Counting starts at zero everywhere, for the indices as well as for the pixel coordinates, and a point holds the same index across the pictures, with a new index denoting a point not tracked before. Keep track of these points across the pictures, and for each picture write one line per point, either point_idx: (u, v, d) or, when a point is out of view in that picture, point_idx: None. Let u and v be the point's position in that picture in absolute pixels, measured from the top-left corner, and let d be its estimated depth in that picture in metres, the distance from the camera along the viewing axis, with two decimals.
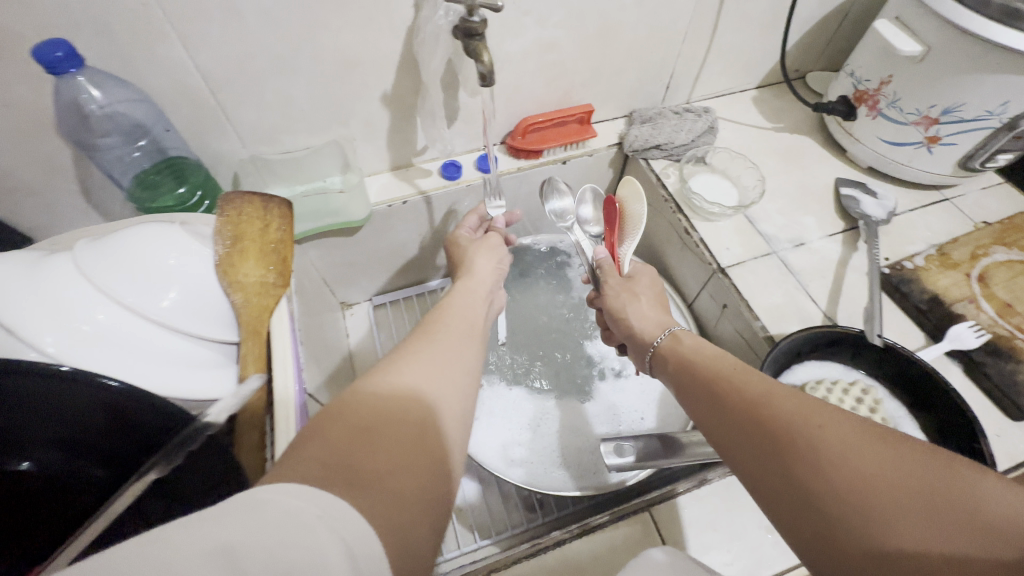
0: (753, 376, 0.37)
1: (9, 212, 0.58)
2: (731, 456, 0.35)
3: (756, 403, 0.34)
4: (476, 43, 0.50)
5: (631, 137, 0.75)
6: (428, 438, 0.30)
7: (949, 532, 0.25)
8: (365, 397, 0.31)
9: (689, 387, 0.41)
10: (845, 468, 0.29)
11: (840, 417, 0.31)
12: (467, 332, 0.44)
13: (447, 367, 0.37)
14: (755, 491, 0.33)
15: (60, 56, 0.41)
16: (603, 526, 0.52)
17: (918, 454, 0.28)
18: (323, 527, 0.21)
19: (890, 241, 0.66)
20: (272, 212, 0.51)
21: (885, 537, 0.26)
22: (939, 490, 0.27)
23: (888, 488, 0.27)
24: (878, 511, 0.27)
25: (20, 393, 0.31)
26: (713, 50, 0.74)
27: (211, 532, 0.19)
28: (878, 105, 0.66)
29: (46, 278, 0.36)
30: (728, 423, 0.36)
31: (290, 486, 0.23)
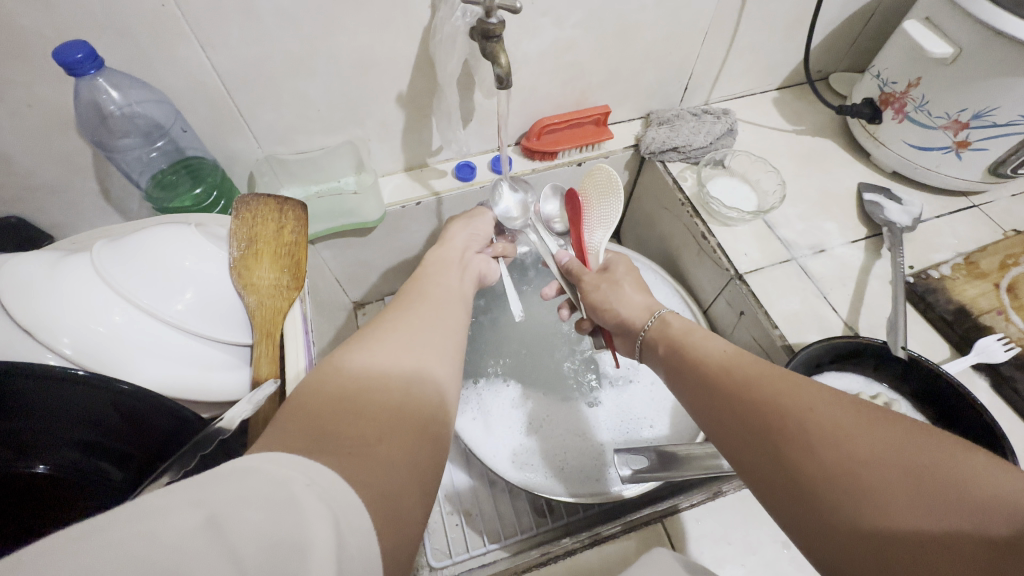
0: (744, 360, 0.37)
1: (31, 209, 0.59)
2: (721, 440, 0.34)
3: (746, 387, 0.34)
4: (493, 45, 0.49)
5: (648, 139, 0.74)
6: (410, 401, 0.31)
7: (942, 508, 0.23)
8: (345, 369, 0.31)
9: (682, 375, 0.41)
10: (833, 447, 0.27)
11: (830, 397, 0.30)
12: (447, 302, 0.45)
13: (423, 335, 0.38)
14: (746, 474, 0.32)
15: (80, 58, 0.41)
16: (613, 535, 0.52)
17: (909, 429, 0.27)
18: (312, 496, 0.21)
19: (915, 248, 0.64)
20: (287, 214, 0.49)
21: (871, 515, 0.25)
22: (929, 466, 0.25)
23: (874, 464, 0.26)
24: (866, 489, 0.26)
25: (39, 397, 0.31)
26: (734, 50, 0.73)
27: (199, 500, 0.19)
28: (905, 108, 0.64)
29: (65, 279, 0.37)
30: (717, 407, 0.35)
31: (280, 458, 0.22)
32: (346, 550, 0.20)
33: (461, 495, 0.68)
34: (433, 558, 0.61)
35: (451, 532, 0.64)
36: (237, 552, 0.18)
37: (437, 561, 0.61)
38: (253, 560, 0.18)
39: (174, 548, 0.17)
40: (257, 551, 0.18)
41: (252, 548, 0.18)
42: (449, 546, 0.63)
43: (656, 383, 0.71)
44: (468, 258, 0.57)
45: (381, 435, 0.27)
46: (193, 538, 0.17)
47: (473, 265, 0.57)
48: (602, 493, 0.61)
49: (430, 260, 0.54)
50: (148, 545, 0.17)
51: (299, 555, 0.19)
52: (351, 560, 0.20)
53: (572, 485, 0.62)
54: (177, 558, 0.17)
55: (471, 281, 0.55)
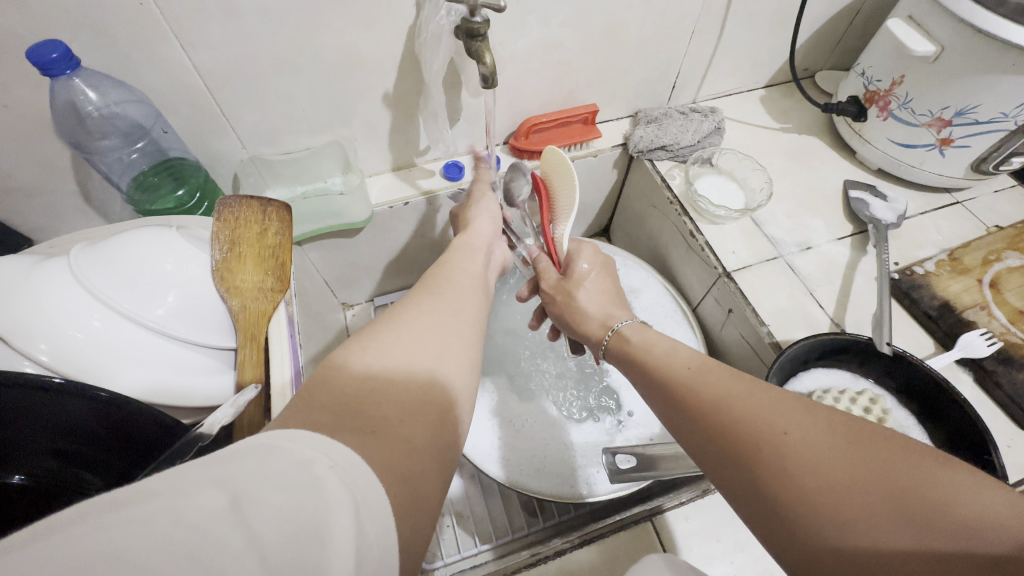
0: (711, 375, 0.36)
1: (10, 213, 0.58)
2: (700, 462, 0.33)
3: (717, 408, 0.33)
4: (478, 44, 0.49)
5: (636, 138, 0.74)
6: (432, 390, 0.30)
7: (924, 532, 0.23)
8: (367, 350, 0.31)
9: (652, 391, 0.40)
10: (812, 475, 0.27)
11: (802, 417, 0.29)
12: (470, 288, 0.44)
13: (446, 319, 0.37)
14: (726, 497, 0.32)
15: (56, 58, 0.40)
16: (604, 535, 0.52)
17: (883, 445, 0.27)
18: (334, 479, 0.21)
19: (900, 245, 0.64)
20: (271, 215, 0.49)
21: (857, 544, 0.25)
22: (908, 486, 0.25)
23: (855, 488, 0.26)
24: (849, 518, 0.25)
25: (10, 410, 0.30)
26: (720, 49, 0.73)
27: (224, 480, 0.19)
28: (889, 106, 0.64)
29: (42, 283, 0.36)
30: (692, 428, 0.34)
31: (304, 436, 0.22)
32: (365, 538, 0.20)
33: (452, 497, 0.68)
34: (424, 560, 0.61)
35: (442, 534, 0.64)
36: (259, 537, 0.18)
37: (428, 562, 0.61)
38: (272, 544, 0.18)
39: (198, 527, 0.17)
40: (277, 536, 0.18)
41: (273, 535, 0.18)
42: (440, 547, 0.62)
43: None
44: (492, 245, 0.56)
45: (401, 420, 0.27)
46: (217, 521, 0.17)
47: (496, 250, 0.57)
48: (595, 492, 0.61)
49: (453, 246, 0.53)
50: (171, 523, 0.17)
51: (319, 542, 0.18)
52: (370, 550, 0.20)
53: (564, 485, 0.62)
54: (203, 540, 0.17)
55: (492, 270, 0.54)
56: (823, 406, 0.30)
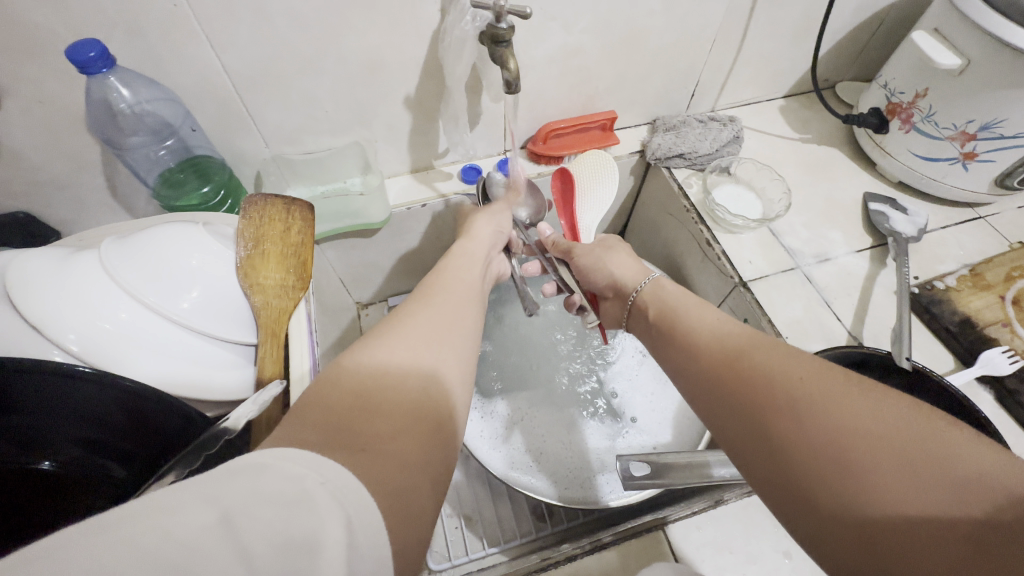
0: (733, 332, 0.39)
1: (39, 205, 0.59)
2: (712, 410, 0.36)
3: (737, 358, 0.35)
4: (502, 50, 0.49)
5: (654, 145, 0.74)
6: (427, 403, 0.31)
7: (924, 484, 0.25)
8: (361, 363, 0.31)
9: (675, 347, 0.42)
10: (824, 421, 0.29)
11: (818, 370, 0.32)
12: (464, 300, 0.44)
13: (440, 331, 0.37)
14: (733, 444, 0.34)
15: (93, 56, 0.41)
16: (616, 541, 0.51)
17: (897, 405, 0.28)
18: (325, 493, 0.21)
19: (921, 259, 0.64)
20: (294, 214, 0.50)
21: (854, 488, 0.26)
22: (915, 443, 0.26)
23: (864, 439, 0.27)
24: (851, 462, 0.27)
25: (44, 395, 0.31)
26: (741, 58, 0.73)
27: (213, 497, 0.19)
28: (913, 118, 0.64)
29: (71, 275, 0.37)
30: (708, 376, 0.37)
31: (290, 452, 0.22)
32: (357, 549, 0.20)
33: (460, 498, 0.68)
34: (432, 559, 0.61)
35: (450, 535, 0.64)
36: (250, 551, 0.18)
37: (436, 562, 0.61)
38: (263, 559, 0.18)
39: (187, 545, 0.17)
40: (267, 551, 0.18)
41: (263, 548, 0.18)
42: (448, 548, 0.63)
43: (654, 394, 0.71)
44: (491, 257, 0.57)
45: (394, 434, 0.27)
46: (207, 535, 0.17)
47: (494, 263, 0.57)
48: (601, 500, 0.60)
49: (455, 252, 0.53)
50: (162, 540, 0.17)
51: (309, 553, 0.19)
52: (361, 560, 0.20)
53: (565, 487, 0.62)
54: (190, 555, 0.17)
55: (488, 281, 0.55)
56: (843, 367, 0.32)
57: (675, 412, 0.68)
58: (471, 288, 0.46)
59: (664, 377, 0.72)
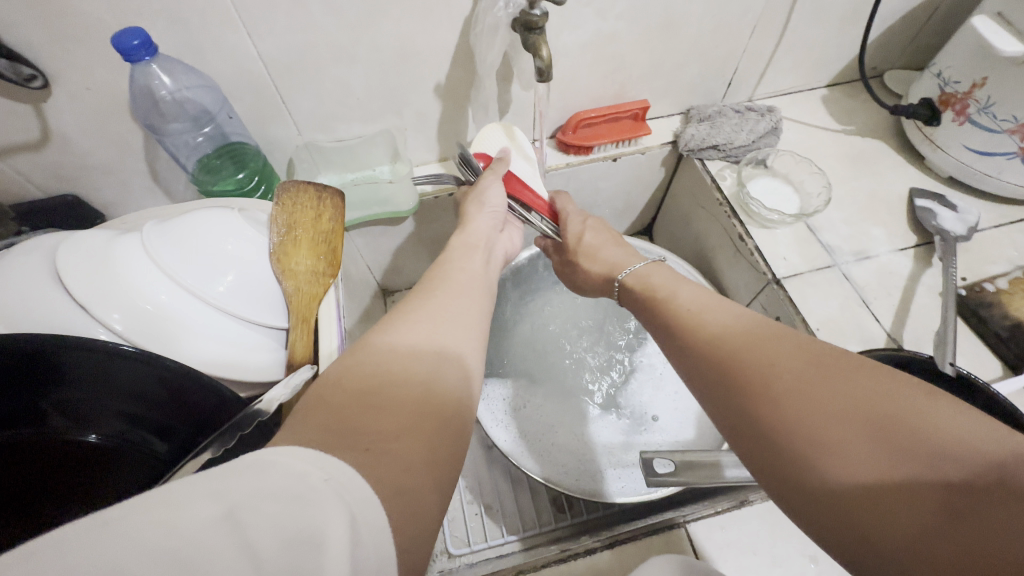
0: (713, 313, 0.39)
1: (87, 189, 0.62)
2: (695, 385, 0.36)
3: (718, 341, 0.36)
4: (535, 37, 0.48)
5: (687, 136, 0.71)
6: (431, 398, 0.30)
7: (900, 458, 0.25)
8: (364, 362, 0.31)
9: (659, 329, 0.43)
10: (800, 403, 0.29)
11: (796, 350, 0.32)
12: (471, 293, 0.43)
13: (446, 327, 0.37)
14: (720, 425, 0.34)
15: (137, 45, 0.42)
16: (636, 536, 0.51)
17: (870, 374, 0.29)
18: (329, 491, 0.21)
19: (969, 259, 0.60)
20: (325, 202, 0.50)
21: (832, 467, 0.27)
22: (889, 416, 0.27)
23: (838, 414, 0.28)
24: (828, 441, 0.27)
25: (84, 369, 0.33)
26: (782, 45, 0.70)
27: (219, 493, 0.19)
28: (968, 110, 0.60)
29: (118, 256, 0.39)
30: (692, 359, 0.37)
31: (296, 450, 0.22)
32: (360, 547, 0.20)
33: (482, 487, 0.69)
34: (452, 545, 0.62)
35: (471, 522, 0.65)
36: (253, 543, 0.18)
37: (456, 547, 0.62)
38: (269, 555, 0.18)
39: (192, 538, 0.17)
40: (271, 543, 0.18)
41: (268, 542, 0.18)
42: (468, 535, 0.64)
43: (678, 394, 0.70)
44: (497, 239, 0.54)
45: (398, 432, 0.27)
46: (212, 532, 0.17)
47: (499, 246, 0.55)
48: (609, 493, 0.59)
49: (454, 243, 0.51)
50: (164, 534, 0.17)
51: (313, 549, 0.19)
52: (365, 558, 0.20)
53: (574, 480, 0.60)
54: (195, 550, 0.17)
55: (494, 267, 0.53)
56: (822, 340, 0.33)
57: (700, 411, 0.67)
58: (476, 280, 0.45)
59: None
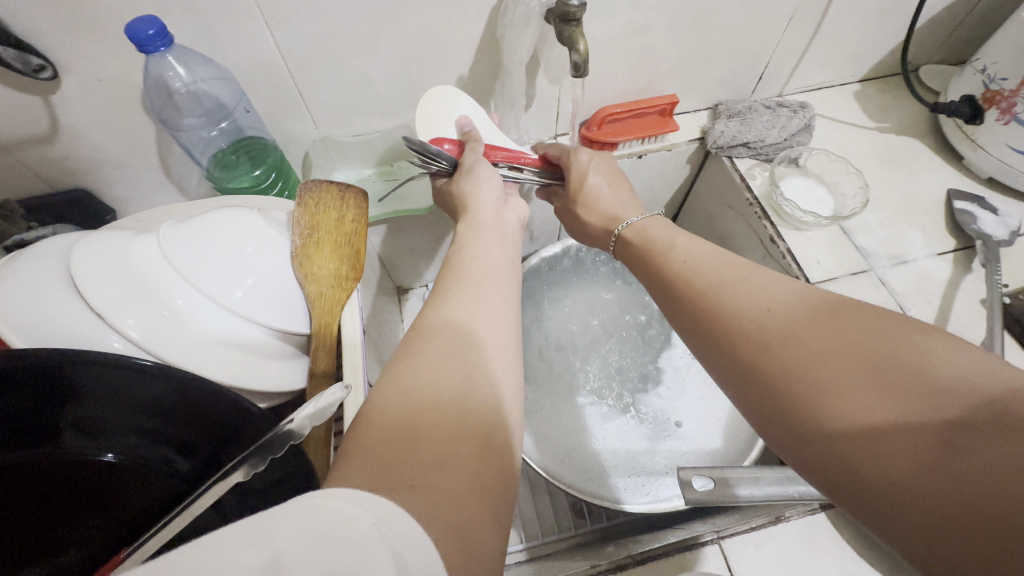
0: (708, 265, 0.39)
1: (97, 185, 0.60)
2: (693, 341, 0.37)
3: (714, 294, 0.36)
4: (571, 29, 0.46)
5: (716, 133, 0.69)
6: (467, 413, 0.28)
7: (893, 393, 0.26)
8: (394, 386, 0.29)
9: (655, 287, 0.42)
10: (798, 348, 0.30)
11: (791, 300, 0.33)
12: (493, 284, 0.37)
13: (469, 330, 0.33)
14: (717, 375, 0.35)
15: (152, 34, 0.40)
16: (669, 552, 0.48)
17: (868, 322, 0.30)
18: (376, 537, 0.19)
19: (1013, 265, 0.58)
20: (349, 202, 0.48)
21: (829, 406, 0.28)
22: (884, 354, 0.27)
23: (834, 357, 0.29)
24: (824, 381, 0.28)
25: (95, 385, 0.31)
26: (819, 38, 0.67)
27: (262, 539, 0.17)
28: (1014, 109, 0.57)
29: (133, 259, 0.37)
30: (686, 313, 0.38)
31: (339, 491, 0.20)
32: None
33: None
34: None
35: None
36: None
37: None
38: None
39: None
40: None
41: None
42: None
43: (703, 401, 0.68)
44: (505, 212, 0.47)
45: (442, 460, 0.25)
46: None
47: (510, 215, 0.48)
48: (635, 504, 0.58)
49: (463, 225, 0.45)
50: None
51: None
52: None
53: (596, 487, 0.59)
54: None
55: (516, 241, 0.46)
56: (816, 290, 0.34)
57: (725, 420, 0.65)
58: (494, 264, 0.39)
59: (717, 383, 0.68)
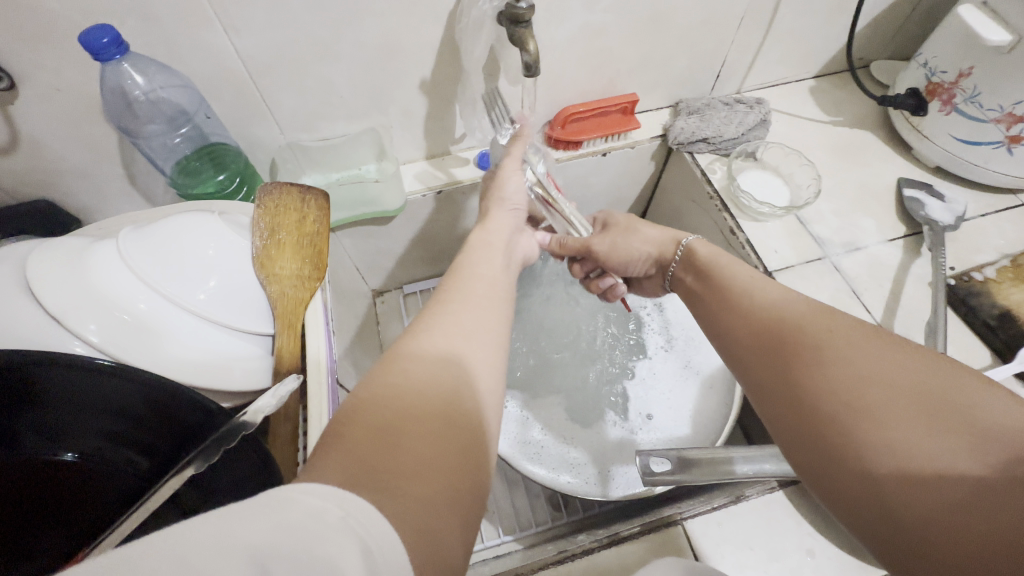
0: (770, 292, 0.40)
1: (60, 195, 0.60)
2: (744, 354, 0.39)
3: (776, 318, 0.38)
4: (522, 30, 0.47)
5: (677, 129, 0.71)
6: (452, 423, 0.28)
7: (940, 435, 0.26)
8: (389, 383, 0.29)
9: (715, 299, 0.45)
10: (849, 375, 0.31)
11: (853, 332, 0.33)
12: (488, 304, 0.40)
13: (463, 343, 0.35)
14: (760, 390, 0.36)
15: (106, 42, 0.40)
16: (634, 535, 0.50)
17: (927, 364, 0.29)
18: (347, 532, 0.20)
19: (958, 249, 0.61)
20: (310, 203, 0.50)
21: (871, 437, 0.28)
22: (939, 398, 0.27)
23: (888, 392, 0.29)
24: (867, 412, 0.29)
25: (55, 386, 0.32)
26: (771, 36, 0.69)
27: (234, 532, 0.18)
28: (954, 99, 0.60)
29: (93, 265, 0.37)
30: (744, 331, 0.40)
31: (314, 486, 0.21)
32: None
33: None
34: None
35: None
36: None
37: None
38: None
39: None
40: None
41: None
42: None
43: (673, 391, 0.69)
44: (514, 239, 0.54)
45: (421, 467, 0.25)
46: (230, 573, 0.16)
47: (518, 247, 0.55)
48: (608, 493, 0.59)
49: (471, 244, 0.50)
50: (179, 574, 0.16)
51: None
52: None
53: (567, 480, 0.61)
54: None
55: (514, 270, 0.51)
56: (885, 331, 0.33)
57: (694, 409, 0.67)
58: (487, 286, 0.42)
59: (686, 374, 0.70)
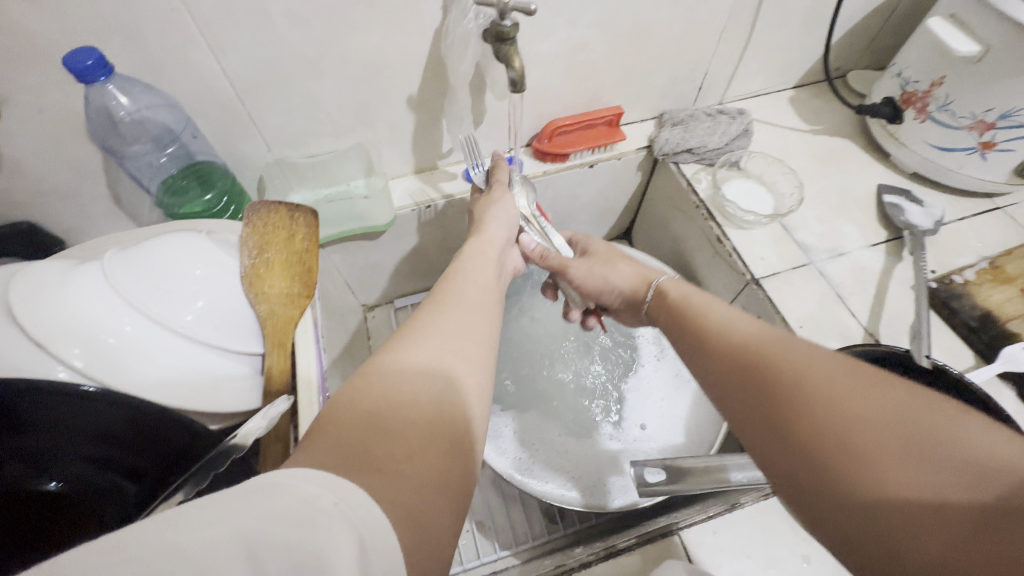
0: (735, 321, 0.38)
1: (42, 216, 0.59)
2: (714, 385, 0.35)
3: (747, 343, 0.34)
4: (506, 47, 0.48)
5: (662, 141, 0.72)
6: (439, 419, 0.28)
7: (934, 470, 0.23)
8: (377, 378, 0.29)
9: (679, 326, 0.43)
10: (829, 406, 0.27)
11: (824, 357, 0.30)
12: (480, 309, 0.40)
13: (457, 343, 0.35)
14: (733, 422, 0.33)
15: (91, 64, 0.40)
16: (632, 547, 0.50)
17: (908, 391, 0.27)
18: (338, 514, 0.19)
19: (938, 252, 0.62)
20: (300, 221, 0.50)
21: (861, 475, 0.25)
22: (924, 428, 0.25)
23: (870, 422, 0.26)
24: (855, 446, 0.25)
25: (45, 414, 0.31)
26: (750, 49, 0.71)
27: (223, 517, 0.17)
28: (928, 108, 0.62)
29: (78, 287, 0.37)
30: (714, 358, 0.36)
31: (305, 470, 0.21)
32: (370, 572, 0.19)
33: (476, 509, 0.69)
34: None
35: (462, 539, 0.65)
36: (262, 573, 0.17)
37: None
38: None
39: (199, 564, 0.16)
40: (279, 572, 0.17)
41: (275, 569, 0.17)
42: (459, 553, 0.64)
43: (665, 399, 0.70)
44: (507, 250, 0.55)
45: (411, 454, 0.25)
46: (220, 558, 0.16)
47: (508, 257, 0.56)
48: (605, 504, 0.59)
49: (466, 253, 0.50)
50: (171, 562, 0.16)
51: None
52: None
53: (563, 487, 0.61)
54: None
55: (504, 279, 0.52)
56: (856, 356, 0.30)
57: (686, 418, 0.67)
58: (483, 291, 0.42)
59: (678, 383, 0.71)
